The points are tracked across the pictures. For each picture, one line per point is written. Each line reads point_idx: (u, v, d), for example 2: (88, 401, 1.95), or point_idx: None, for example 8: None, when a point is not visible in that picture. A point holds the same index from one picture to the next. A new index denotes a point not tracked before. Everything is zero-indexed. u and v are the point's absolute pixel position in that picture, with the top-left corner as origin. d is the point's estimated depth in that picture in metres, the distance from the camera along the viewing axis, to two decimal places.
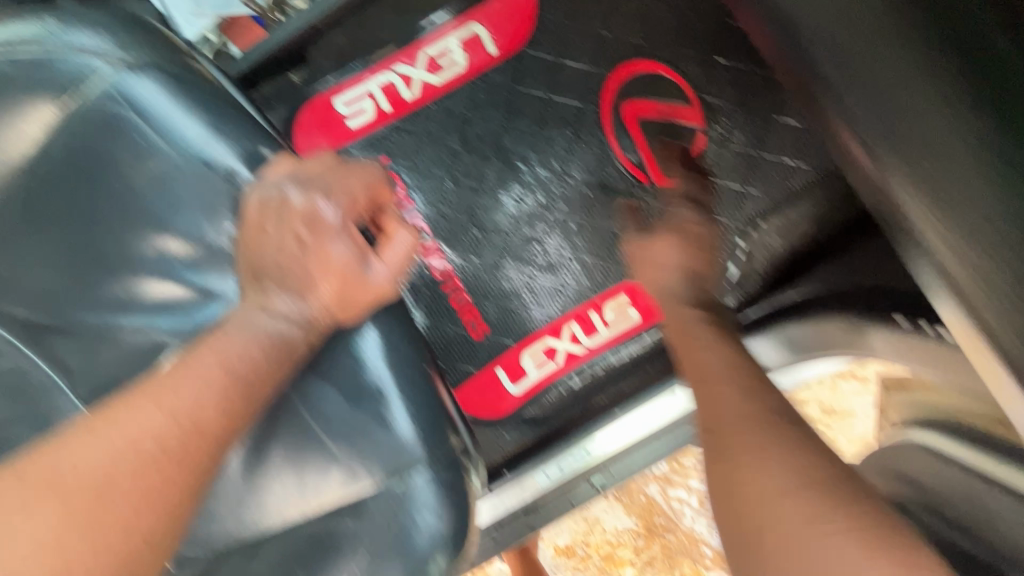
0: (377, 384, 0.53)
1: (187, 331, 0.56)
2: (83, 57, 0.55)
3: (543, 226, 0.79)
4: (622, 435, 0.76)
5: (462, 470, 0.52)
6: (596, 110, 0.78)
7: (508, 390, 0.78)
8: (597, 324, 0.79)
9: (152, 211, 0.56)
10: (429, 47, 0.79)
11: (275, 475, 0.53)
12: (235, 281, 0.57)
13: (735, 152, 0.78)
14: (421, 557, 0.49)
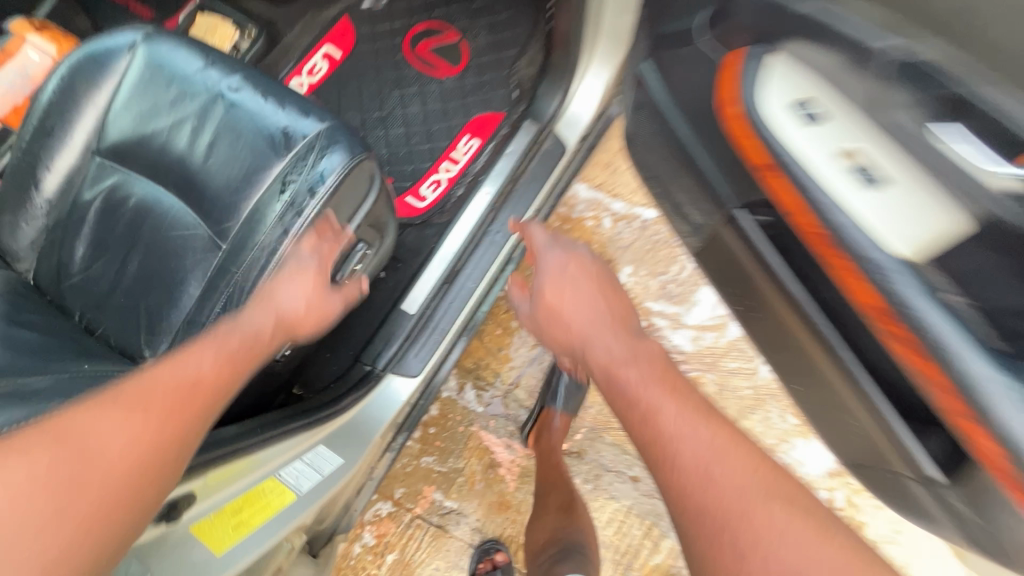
0: (277, 122, 0.75)
1: (176, 249, 0.74)
2: (122, 35, 0.79)
3: (409, 109, 1.09)
4: (501, 171, 1.01)
5: (360, 145, 0.75)
6: (401, 48, 1.11)
7: (418, 206, 1.04)
8: (461, 150, 1.07)
9: (146, 143, 0.76)
10: (317, 50, 1.11)
11: (223, 175, 0.74)
12: (194, 197, 0.75)
13: (479, 28, 1.10)
14: (324, 184, 0.71)
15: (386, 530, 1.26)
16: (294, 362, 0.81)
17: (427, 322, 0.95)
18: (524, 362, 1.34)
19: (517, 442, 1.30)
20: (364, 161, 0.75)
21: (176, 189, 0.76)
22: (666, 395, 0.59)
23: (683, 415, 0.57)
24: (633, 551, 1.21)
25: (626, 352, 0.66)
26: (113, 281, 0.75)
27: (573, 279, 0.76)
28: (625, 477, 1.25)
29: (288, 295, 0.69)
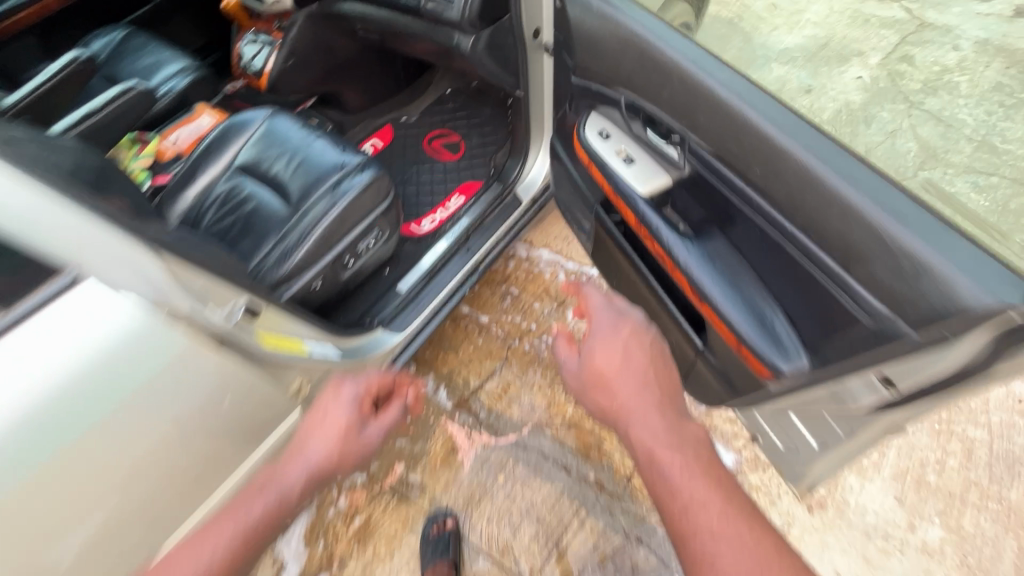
0: (338, 156, 1.29)
1: (264, 217, 1.22)
2: (258, 111, 1.39)
3: (422, 177, 1.65)
4: (474, 212, 1.51)
5: (384, 171, 1.27)
6: (421, 142, 1.71)
7: (419, 230, 1.51)
8: (454, 202, 1.58)
9: (261, 164, 1.31)
10: (367, 141, 1.72)
11: (300, 182, 1.26)
12: (282, 192, 1.26)
13: (473, 133, 1.71)
14: (358, 185, 1.21)
15: (358, 498, 1.50)
16: (319, 300, 1.23)
17: (412, 299, 1.37)
18: (488, 372, 1.69)
19: (474, 431, 1.58)
20: (384, 179, 1.25)
21: (272, 188, 1.28)
22: (705, 484, 0.78)
23: (716, 504, 0.76)
24: (563, 527, 1.42)
25: (669, 437, 0.83)
26: (222, 233, 1.22)
27: (628, 364, 0.92)
28: (560, 464, 1.51)
29: (317, 443, 0.92)
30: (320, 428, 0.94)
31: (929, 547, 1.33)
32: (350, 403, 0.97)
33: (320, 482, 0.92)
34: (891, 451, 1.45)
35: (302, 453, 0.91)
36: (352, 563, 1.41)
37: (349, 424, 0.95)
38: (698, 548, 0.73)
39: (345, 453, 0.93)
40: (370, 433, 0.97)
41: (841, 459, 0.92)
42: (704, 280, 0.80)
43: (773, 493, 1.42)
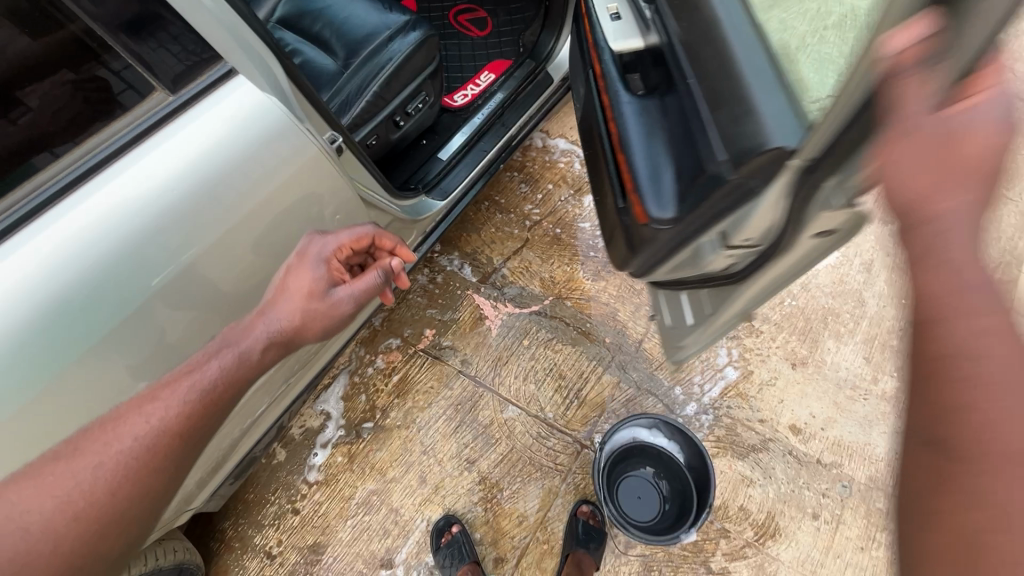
0: (377, 8, 1.23)
1: (315, 74, 1.23)
2: None
3: (452, 53, 1.64)
4: (508, 88, 1.53)
5: (426, 27, 1.23)
6: (448, 17, 1.68)
7: (454, 104, 1.54)
8: (484, 79, 1.59)
9: (300, 20, 1.27)
10: None
11: (338, 37, 1.22)
12: (327, 49, 1.24)
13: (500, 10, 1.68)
14: (406, 40, 1.19)
15: (395, 358, 1.63)
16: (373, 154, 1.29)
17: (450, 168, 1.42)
18: (510, 252, 1.79)
19: (500, 303, 1.71)
20: (429, 38, 1.23)
21: (314, 45, 1.25)
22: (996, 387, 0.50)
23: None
24: (582, 381, 1.60)
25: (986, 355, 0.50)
26: None
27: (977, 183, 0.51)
28: (578, 330, 1.67)
29: (280, 305, 0.88)
30: (286, 283, 0.90)
31: (888, 395, 1.58)
32: (319, 261, 0.92)
33: (285, 346, 0.88)
34: (863, 320, 1.68)
35: (266, 310, 0.88)
36: (394, 412, 1.56)
37: (316, 283, 0.91)
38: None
39: (310, 314, 0.89)
40: (337, 295, 0.92)
41: (710, 334, 1.03)
42: (629, 129, 0.93)
43: (763, 354, 1.64)
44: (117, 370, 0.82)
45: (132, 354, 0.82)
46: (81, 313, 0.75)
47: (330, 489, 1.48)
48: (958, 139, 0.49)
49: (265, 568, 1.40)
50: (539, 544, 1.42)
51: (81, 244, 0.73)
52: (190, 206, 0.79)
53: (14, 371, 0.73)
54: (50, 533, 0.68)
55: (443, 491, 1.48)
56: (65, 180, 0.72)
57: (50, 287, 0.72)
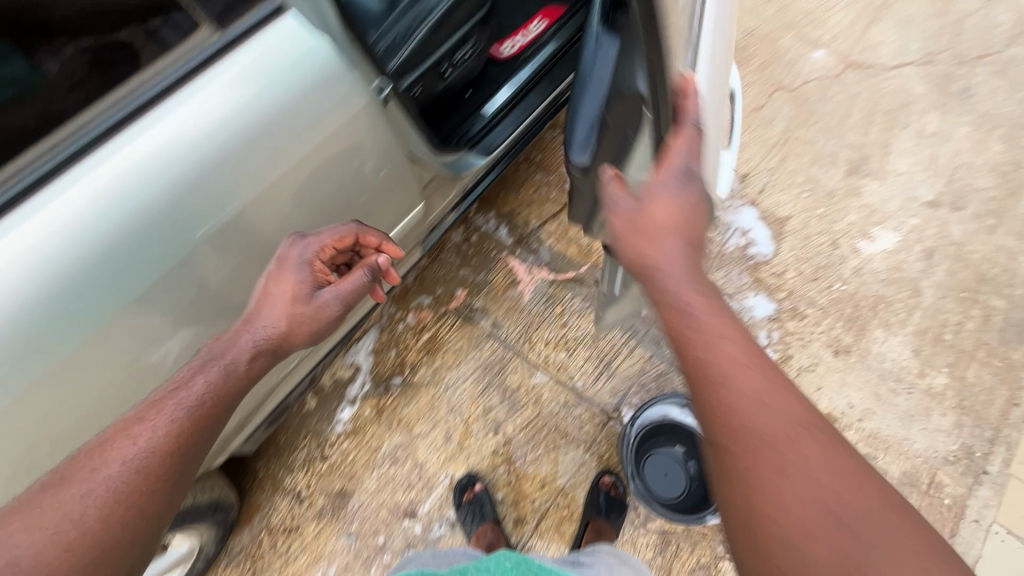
0: None
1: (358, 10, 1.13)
2: None
3: None
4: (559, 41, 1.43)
5: None
6: None
7: (502, 52, 1.39)
8: (536, 26, 1.42)
9: None
10: None
11: None
12: None
13: None
14: None
15: (426, 317, 1.62)
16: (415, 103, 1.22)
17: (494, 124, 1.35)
18: (548, 215, 1.72)
19: (535, 267, 1.66)
20: None
21: None
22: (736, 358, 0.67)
23: (760, 379, 0.66)
24: (614, 352, 1.57)
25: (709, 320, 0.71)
26: None
27: (684, 231, 0.80)
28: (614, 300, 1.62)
29: (267, 311, 0.91)
30: (269, 290, 0.91)
31: (933, 390, 1.51)
32: (302, 266, 0.90)
33: (275, 351, 0.91)
34: (917, 311, 1.59)
35: (251, 318, 0.90)
36: (422, 369, 1.57)
37: (299, 288, 0.92)
38: (784, 454, 0.60)
39: (295, 320, 0.92)
40: (323, 297, 0.95)
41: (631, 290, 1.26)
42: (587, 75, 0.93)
43: (805, 338, 1.57)
44: (161, 313, 0.83)
45: (172, 300, 0.84)
46: (125, 263, 0.75)
47: (358, 439, 1.51)
48: (642, 214, 0.81)
49: (294, 509, 1.46)
50: (559, 509, 1.44)
51: (126, 188, 0.72)
52: (232, 157, 0.77)
53: (65, 316, 0.73)
54: (43, 566, 0.66)
55: (467, 450, 1.49)
56: (110, 119, 0.70)
57: (94, 236, 0.71)
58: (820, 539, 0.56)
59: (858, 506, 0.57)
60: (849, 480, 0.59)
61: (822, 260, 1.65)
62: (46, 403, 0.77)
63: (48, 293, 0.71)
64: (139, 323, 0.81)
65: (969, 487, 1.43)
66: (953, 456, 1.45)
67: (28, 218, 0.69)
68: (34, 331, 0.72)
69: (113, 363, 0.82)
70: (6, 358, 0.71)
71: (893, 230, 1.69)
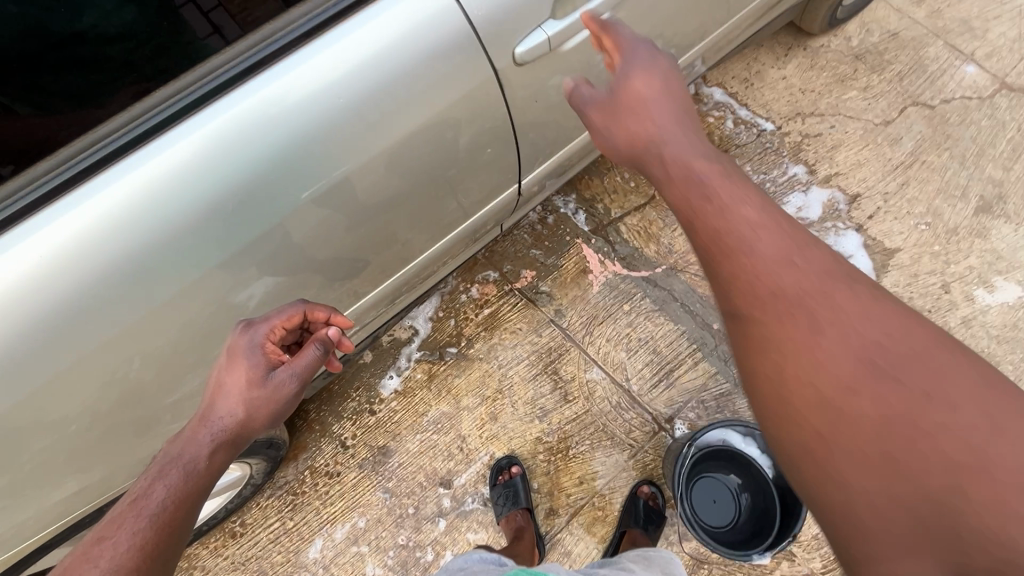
0: None
1: None
2: None
3: None
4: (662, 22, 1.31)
5: None
6: None
7: None
8: None
9: None
10: None
11: None
12: None
13: None
14: None
15: (489, 292, 1.59)
16: None
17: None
18: (631, 206, 1.64)
19: (609, 259, 1.59)
20: None
21: None
22: (786, 238, 0.63)
23: (801, 253, 0.62)
24: (677, 361, 1.50)
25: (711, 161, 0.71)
26: None
27: (666, 88, 0.78)
28: (687, 308, 1.54)
29: (219, 404, 0.79)
30: (221, 382, 0.82)
31: None
32: (252, 350, 0.83)
33: (235, 443, 0.79)
34: None
35: (205, 415, 0.79)
36: (478, 343, 1.56)
37: (252, 372, 0.82)
38: (812, 312, 0.59)
39: (253, 405, 0.80)
40: (277, 378, 0.83)
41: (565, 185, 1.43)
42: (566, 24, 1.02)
43: None
44: (248, 261, 0.84)
45: (259, 249, 0.84)
46: (233, 208, 0.78)
47: (405, 401, 1.53)
48: (621, 93, 0.78)
49: (338, 455, 1.51)
50: (593, 509, 1.42)
51: (241, 132, 0.75)
52: (345, 116, 0.79)
53: (174, 255, 0.77)
54: None
55: (510, 432, 1.49)
56: (240, 66, 0.74)
57: (209, 176, 0.75)
58: (852, 400, 0.56)
59: (896, 352, 0.57)
60: (892, 320, 0.59)
61: (928, 303, 1.49)
62: (137, 335, 0.80)
63: (162, 228, 0.74)
64: (236, 273, 0.84)
65: None
66: None
67: (151, 152, 0.73)
68: (141, 265, 0.75)
69: (206, 307, 0.85)
70: (117, 286, 0.75)
71: (1018, 282, 1.50)
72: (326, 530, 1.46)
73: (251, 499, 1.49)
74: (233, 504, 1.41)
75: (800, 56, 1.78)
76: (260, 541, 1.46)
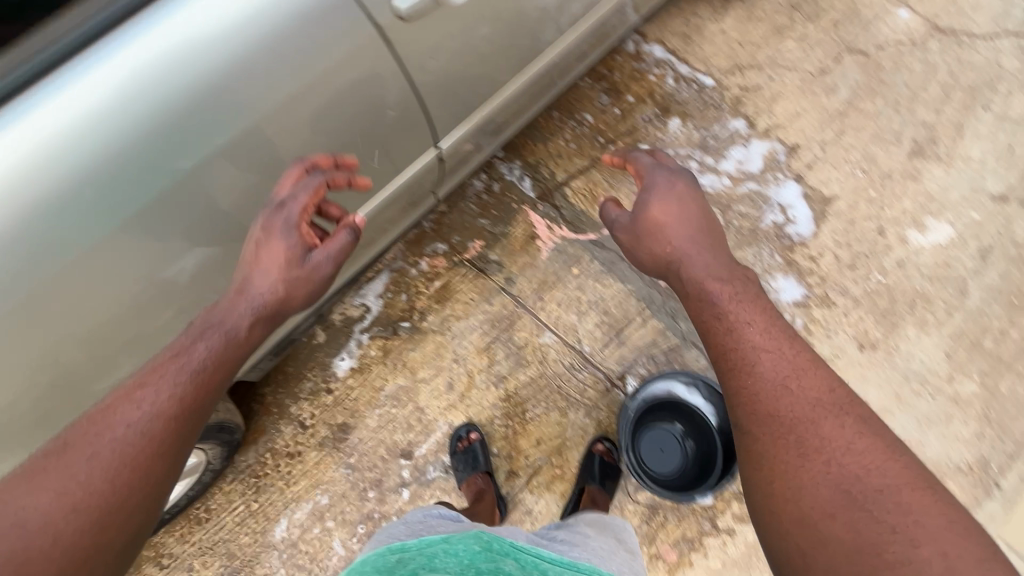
0: None
1: None
2: None
3: None
4: None
5: None
6: None
7: None
8: None
9: None
10: None
11: None
12: None
13: None
14: None
15: (439, 264, 1.59)
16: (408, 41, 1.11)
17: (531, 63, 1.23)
18: (576, 170, 1.64)
19: (556, 224, 1.60)
20: None
21: None
22: (775, 336, 0.90)
23: (797, 367, 0.86)
24: (626, 320, 1.53)
25: (719, 271, 1.01)
26: None
27: (681, 214, 1.09)
28: (635, 267, 1.56)
29: (259, 278, 0.86)
30: (259, 257, 0.87)
31: (959, 397, 1.43)
32: (287, 230, 0.87)
33: (274, 316, 0.89)
34: (958, 313, 1.48)
35: (246, 288, 0.86)
36: (431, 316, 1.56)
37: (289, 252, 0.87)
38: (800, 437, 0.79)
39: (291, 284, 0.88)
40: (313, 260, 0.89)
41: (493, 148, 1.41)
42: None
43: (830, 329, 1.49)
44: (167, 227, 0.84)
45: (176, 217, 0.84)
46: (120, 173, 0.75)
47: (361, 378, 1.54)
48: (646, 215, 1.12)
49: (298, 435, 1.51)
50: (552, 467, 1.46)
51: (116, 92, 0.72)
52: (226, 69, 0.76)
53: (65, 228, 0.74)
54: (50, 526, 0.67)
55: (467, 401, 1.51)
56: (102, 21, 0.73)
57: (86, 140, 0.72)
58: (825, 483, 0.74)
59: (874, 486, 0.73)
60: (874, 454, 0.76)
61: (865, 248, 1.54)
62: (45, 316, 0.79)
63: (44, 199, 0.71)
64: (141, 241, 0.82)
65: (977, 498, 1.38)
66: (966, 465, 1.39)
67: (21, 118, 0.70)
68: (29, 242, 0.72)
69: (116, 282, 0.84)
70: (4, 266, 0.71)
71: (949, 223, 1.55)
72: (291, 510, 1.47)
73: (214, 485, 1.49)
74: (193, 492, 1.42)
75: (738, 9, 1.77)
76: (226, 525, 1.48)
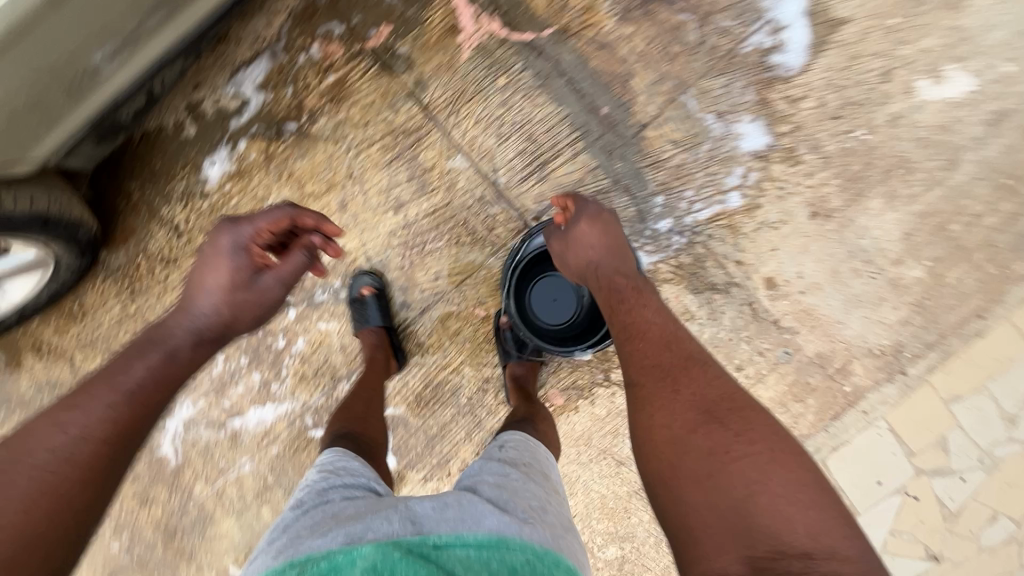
0: None
1: None
2: None
3: None
4: None
5: None
6: None
7: None
8: None
9: None
10: None
11: None
12: None
13: None
14: None
15: (334, 53, 1.27)
16: None
17: None
18: None
19: (485, 14, 1.24)
20: None
21: None
22: (663, 319, 0.90)
23: (677, 339, 0.86)
24: (553, 151, 1.28)
25: (627, 272, 0.98)
26: None
27: (610, 227, 1.02)
28: (574, 85, 1.26)
29: (202, 299, 0.87)
30: (205, 278, 0.89)
31: (898, 282, 1.30)
32: (236, 252, 0.90)
33: (218, 339, 0.88)
34: (936, 188, 1.27)
35: (187, 306, 0.87)
36: (322, 119, 1.29)
37: (236, 275, 0.89)
38: (676, 378, 0.80)
39: (236, 305, 0.89)
40: (264, 283, 0.92)
41: None
42: None
43: (786, 189, 1.28)
44: None
45: None
46: None
47: (241, 184, 1.33)
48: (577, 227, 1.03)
49: (172, 241, 1.35)
50: (449, 305, 1.36)
51: None
52: None
53: None
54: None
55: (361, 225, 1.33)
56: None
57: None
58: (692, 422, 0.74)
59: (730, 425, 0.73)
60: (733, 404, 0.76)
61: (859, 94, 1.25)
62: None
63: None
64: None
65: (878, 381, 1.34)
66: (878, 349, 1.32)
67: None
68: None
69: None
70: None
71: (973, 72, 1.23)
72: None
73: (88, 282, 1.39)
74: (57, 287, 1.31)
75: None
76: (103, 324, 1.40)
